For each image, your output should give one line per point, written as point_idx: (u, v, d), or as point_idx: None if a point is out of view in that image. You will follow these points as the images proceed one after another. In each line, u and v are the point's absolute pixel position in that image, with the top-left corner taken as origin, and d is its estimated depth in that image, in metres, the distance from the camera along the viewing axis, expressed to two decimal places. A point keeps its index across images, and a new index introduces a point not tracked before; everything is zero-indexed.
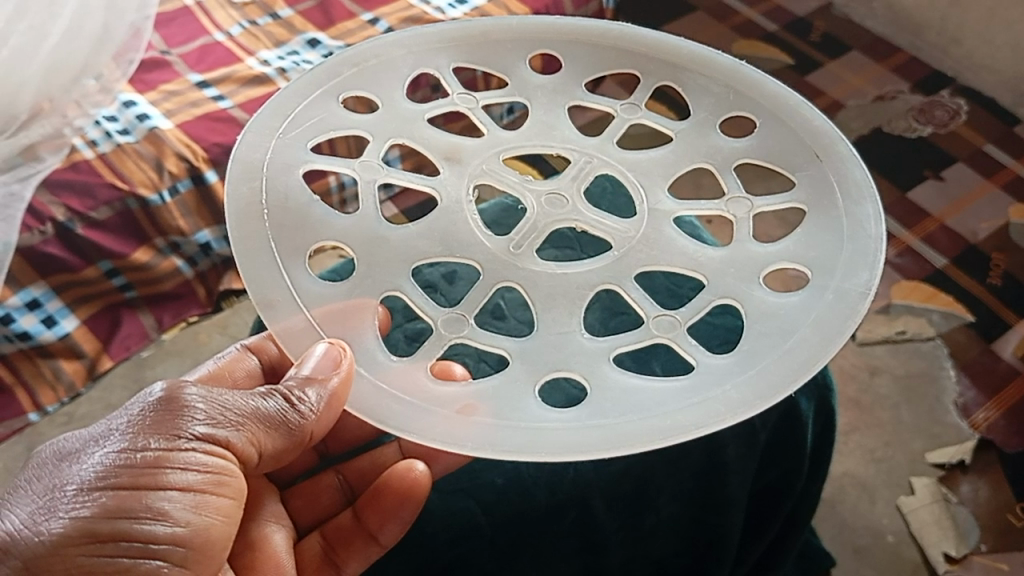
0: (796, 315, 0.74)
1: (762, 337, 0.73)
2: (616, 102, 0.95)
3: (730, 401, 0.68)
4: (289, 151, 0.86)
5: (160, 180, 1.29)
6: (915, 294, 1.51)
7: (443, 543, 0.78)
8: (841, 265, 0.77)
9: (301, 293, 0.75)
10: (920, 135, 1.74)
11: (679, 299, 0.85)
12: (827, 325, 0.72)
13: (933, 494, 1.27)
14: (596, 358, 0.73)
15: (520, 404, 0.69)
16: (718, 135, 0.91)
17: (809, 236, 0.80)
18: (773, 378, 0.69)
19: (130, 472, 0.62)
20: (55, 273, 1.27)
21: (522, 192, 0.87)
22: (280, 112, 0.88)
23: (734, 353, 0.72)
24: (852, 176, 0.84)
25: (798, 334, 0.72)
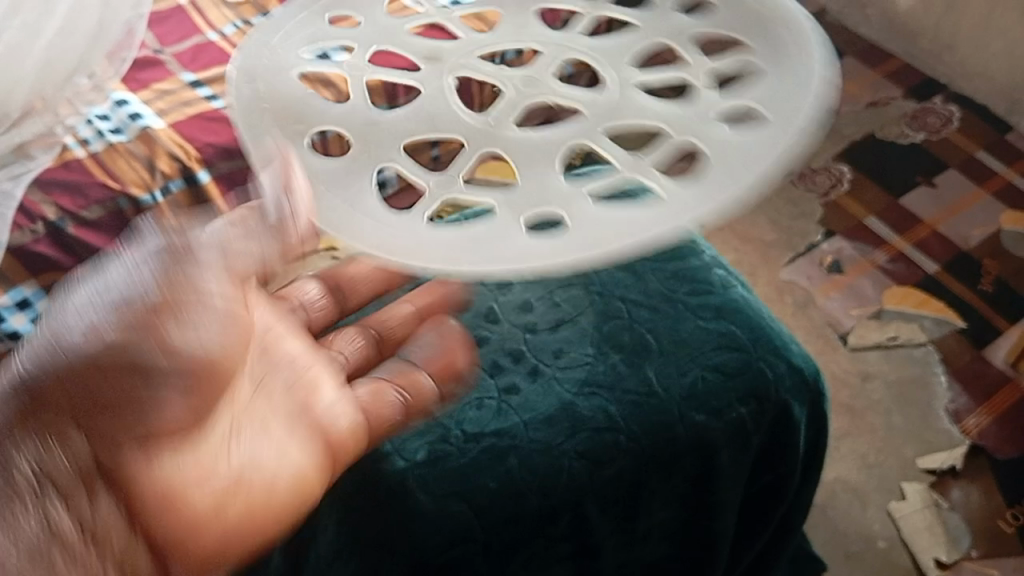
0: (746, 141, 0.84)
1: (718, 164, 0.82)
2: (592, 50, 0.99)
3: (684, 207, 0.78)
4: (291, 140, 0.87)
5: (152, 180, 1.28)
6: (906, 300, 1.51)
7: (437, 546, 0.74)
8: (787, 99, 0.87)
9: (312, 171, 0.84)
10: (913, 142, 1.74)
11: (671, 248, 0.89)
12: (770, 142, 0.82)
13: (924, 499, 1.28)
14: (570, 196, 0.83)
15: (502, 238, 0.79)
16: (685, 51, 0.98)
17: (762, 86, 0.90)
18: (721, 188, 0.79)
19: (130, 305, 0.68)
20: (47, 272, 1.24)
21: (517, 171, 0.87)
22: (271, 100, 0.91)
23: (694, 179, 0.81)
24: (808, 36, 0.92)
25: (750, 151, 0.82)
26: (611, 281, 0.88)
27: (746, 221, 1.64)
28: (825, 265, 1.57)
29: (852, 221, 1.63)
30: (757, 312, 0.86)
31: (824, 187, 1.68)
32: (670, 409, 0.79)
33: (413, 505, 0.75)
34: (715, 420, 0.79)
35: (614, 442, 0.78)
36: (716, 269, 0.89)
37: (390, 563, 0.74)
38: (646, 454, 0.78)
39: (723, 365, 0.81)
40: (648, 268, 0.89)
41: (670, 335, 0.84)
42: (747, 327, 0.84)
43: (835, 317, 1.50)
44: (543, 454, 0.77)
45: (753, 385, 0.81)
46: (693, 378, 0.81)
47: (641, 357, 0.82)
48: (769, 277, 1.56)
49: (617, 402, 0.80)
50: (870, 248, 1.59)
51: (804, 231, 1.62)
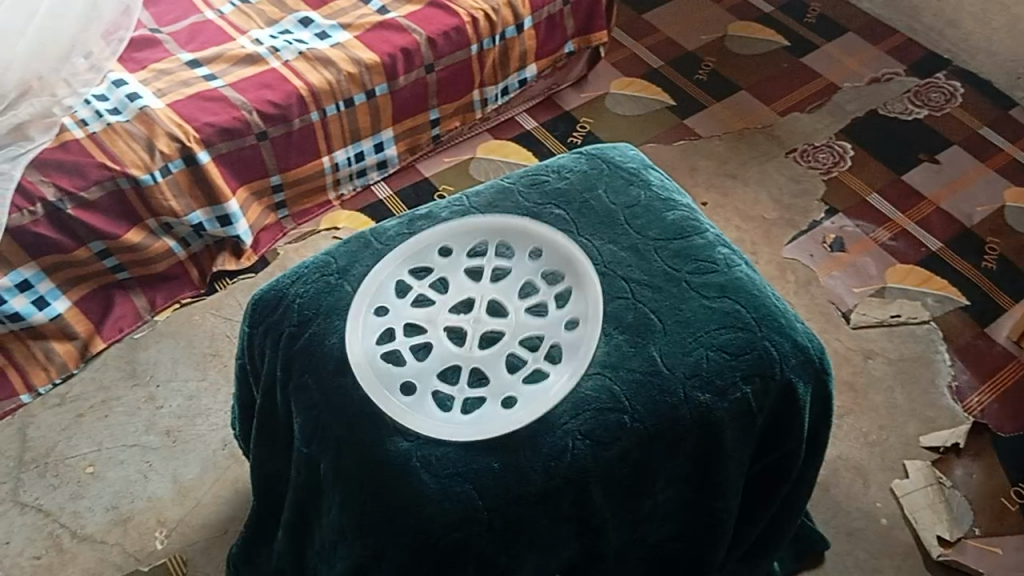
0: (685, 227, 0.89)
1: (679, 262, 0.86)
2: (545, 170, 0.95)
3: (676, 320, 0.82)
4: (357, 334, 0.81)
5: (152, 160, 1.30)
6: (909, 277, 1.51)
7: (441, 528, 0.73)
8: (684, 200, 0.93)
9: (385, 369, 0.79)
10: (916, 118, 1.73)
11: (660, 223, 0.89)
12: (698, 229, 0.89)
13: (927, 477, 1.29)
14: (574, 334, 0.81)
15: (504, 382, 0.79)
16: (585, 163, 0.95)
17: (664, 183, 0.94)
18: (696, 288, 0.84)
19: None
20: (47, 254, 1.27)
21: (580, 291, 0.83)
22: (306, 363, 0.81)
23: (665, 289, 0.84)
24: (635, 171, 0.95)
25: (691, 236, 0.88)
26: (613, 260, 0.87)
27: (748, 199, 1.62)
28: (828, 243, 1.56)
29: (855, 198, 1.62)
30: (761, 290, 0.85)
31: (826, 164, 1.66)
32: (674, 389, 0.79)
33: (416, 487, 0.74)
34: (718, 400, 0.79)
35: (618, 422, 0.78)
36: (719, 247, 0.88)
37: (393, 548, 0.74)
38: (650, 435, 0.78)
39: (727, 345, 0.81)
40: (650, 247, 0.87)
41: (674, 314, 0.82)
42: (751, 306, 0.83)
43: (837, 295, 1.49)
44: (547, 435, 0.76)
45: (758, 364, 0.81)
46: (697, 357, 0.80)
47: (644, 336, 0.81)
48: (771, 255, 1.54)
49: (620, 381, 0.79)
50: (873, 225, 1.58)
51: (806, 207, 1.61)
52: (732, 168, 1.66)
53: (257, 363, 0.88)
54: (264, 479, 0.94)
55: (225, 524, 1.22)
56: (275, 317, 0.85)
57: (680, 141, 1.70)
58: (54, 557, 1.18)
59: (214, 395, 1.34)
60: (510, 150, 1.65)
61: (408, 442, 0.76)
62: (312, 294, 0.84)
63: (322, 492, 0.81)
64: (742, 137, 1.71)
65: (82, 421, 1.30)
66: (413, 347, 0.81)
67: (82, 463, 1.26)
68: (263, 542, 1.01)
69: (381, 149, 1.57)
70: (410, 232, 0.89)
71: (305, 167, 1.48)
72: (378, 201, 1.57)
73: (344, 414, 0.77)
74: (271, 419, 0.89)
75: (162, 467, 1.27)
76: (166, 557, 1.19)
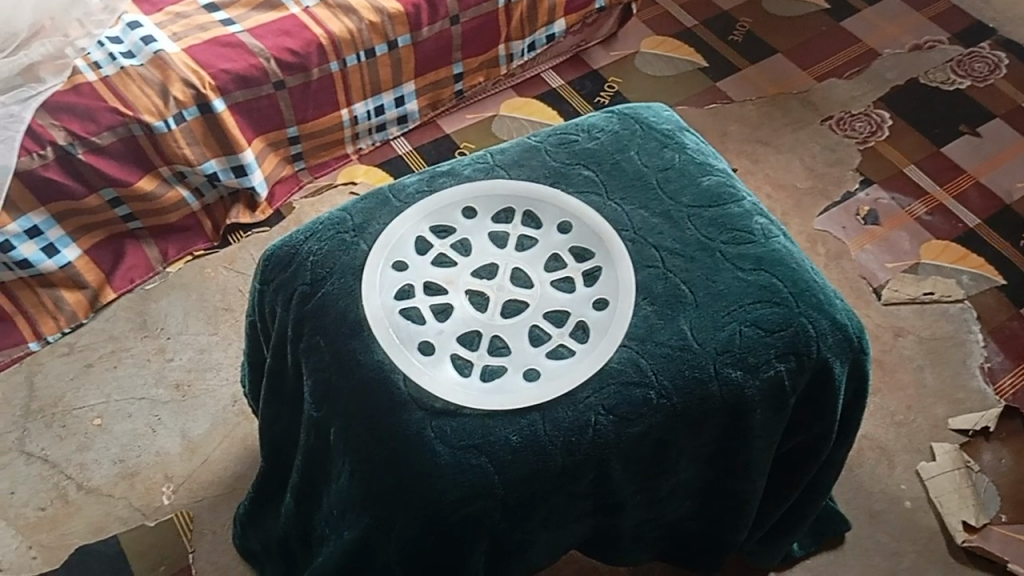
0: (721, 193, 0.84)
1: (714, 231, 0.81)
2: (575, 127, 0.90)
3: (708, 291, 0.78)
4: (373, 296, 0.77)
5: (166, 107, 1.26)
6: (944, 253, 1.46)
7: (453, 502, 0.69)
8: (719, 166, 0.88)
9: (402, 333, 0.75)
10: (958, 88, 1.66)
11: (695, 188, 0.84)
12: (733, 196, 0.84)
13: (954, 460, 1.25)
14: (603, 307, 0.77)
15: (527, 355, 0.75)
16: (616, 122, 0.91)
17: (698, 147, 0.89)
18: (731, 258, 0.80)
19: None
20: (57, 200, 1.24)
21: (611, 264, 0.80)
22: (318, 322, 0.77)
23: (699, 259, 0.79)
24: (670, 132, 0.90)
25: (727, 204, 0.83)
26: (645, 226, 0.82)
27: (780, 166, 1.56)
28: (862, 215, 1.50)
29: (890, 170, 1.56)
30: (800, 264, 0.80)
31: (863, 133, 1.60)
32: (704, 365, 0.74)
33: (429, 458, 0.70)
34: (750, 378, 0.75)
35: (644, 398, 0.73)
36: (756, 216, 0.83)
37: (401, 522, 0.70)
38: (677, 413, 0.74)
39: (762, 321, 0.76)
40: (684, 214, 0.83)
41: (707, 286, 0.78)
42: (788, 280, 0.79)
43: (868, 270, 1.44)
44: (568, 409, 0.72)
45: (794, 342, 0.76)
46: (729, 333, 0.76)
47: (675, 308, 0.77)
48: (801, 225, 1.48)
49: (648, 355, 0.74)
50: (908, 199, 1.52)
51: (840, 178, 1.55)
52: (764, 134, 1.60)
53: (268, 321, 0.85)
54: (272, 442, 0.91)
55: (234, 481, 1.20)
56: (287, 274, 0.81)
57: (711, 105, 1.63)
58: (59, 509, 1.17)
59: (225, 350, 1.31)
60: (531, 107, 1.60)
61: (421, 411, 0.71)
62: (326, 252, 0.80)
63: (331, 458, 0.78)
64: (776, 102, 1.64)
65: (90, 372, 1.28)
66: (433, 306, 0.78)
67: (89, 415, 1.24)
68: (271, 504, 1.00)
69: (402, 103, 1.52)
70: (432, 188, 0.85)
71: (321, 118, 1.44)
72: (396, 157, 1.52)
73: (357, 378, 0.74)
74: (280, 379, 0.86)
75: (171, 422, 1.24)
76: (172, 512, 1.17)
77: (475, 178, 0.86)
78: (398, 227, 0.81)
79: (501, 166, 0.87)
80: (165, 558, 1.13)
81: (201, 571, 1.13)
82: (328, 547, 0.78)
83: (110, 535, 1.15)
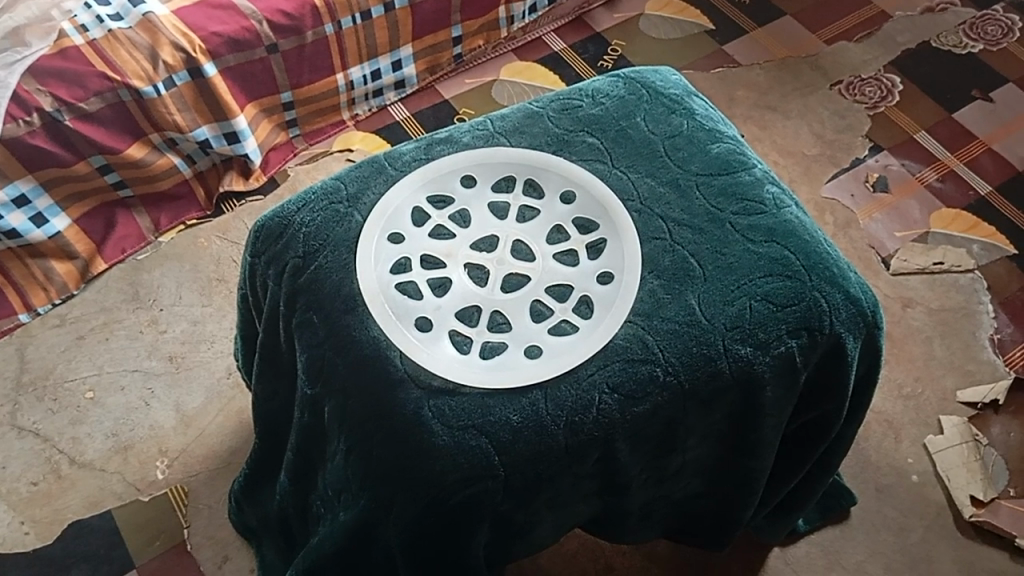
0: (731, 161, 0.81)
1: (724, 201, 0.78)
2: (578, 92, 0.86)
3: (718, 265, 0.74)
4: (368, 270, 0.74)
5: (155, 72, 1.23)
6: (955, 222, 1.42)
7: (453, 484, 0.66)
8: (729, 133, 0.84)
9: (399, 309, 0.72)
10: (971, 52, 1.61)
11: (704, 156, 0.81)
12: (744, 165, 0.81)
13: (963, 434, 1.22)
14: (608, 281, 0.74)
15: (529, 332, 0.72)
16: (621, 86, 0.87)
17: (706, 113, 0.85)
18: (742, 230, 0.76)
19: None
20: (45, 168, 1.21)
21: (616, 236, 0.77)
22: (312, 297, 0.74)
23: (708, 231, 0.76)
24: (678, 97, 0.86)
25: (737, 173, 0.80)
26: (651, 196, 0.78)
27: (788, 132, 1.52)
28: (871, 182, 1.46)
29: (901, 136, 1.52)
30: (813, 235, 0.77)
31: (874, 98, 1.56)
32: (713, 342, 0.71)
33: (426, 439, 0.67)
34: (761, 355, 0.72)
35: (650, 376, 0.70)
36: (768, 185, 0.80)
37: (400, 505, 0.68)
38: (684, 391, 0.71)
39: (774, 295, 0.73)
40: (692, 183, 0.79)
41: (716, 259, 0.75)
42: (801, 252, 0.75)
43: (878, 239, 1.40)
44: (572, 388, 0.69)
45: (806, 317, 0.73)
46: (739, 308, 0.73)
47: (682, 282, 0.74)
48: (809, 193, 1.45)
49: (654, 332, 0.72)
50: (919, 165, 1.48)
51: (849, 144, 1.51)
52: (773, 100, 1.55)
53: (260, 294, 0.82)
54: (267, 418, 0.89)
55: (230, 455, 1.17)
56: (279, 246, 0.78)
57: (718, 68, 1.59)
58: (52, 483, 1.15)
59: (220, 322, 1.28)
60: (532, 71, 1.55)
61: (419, 390, 0.69)
62: (320, 224, 0.77)
63: (327, 437, 0.76)
64: (785, 66, 1.60)
65: (82, 344, 1.25)
66: (430, 280, 0.75)
67: (82, 387, 1.22)
68: (266, 481, 0.97)
69: (400, 67, 1.48)
70: (430, 156, 0.82)
71: (316, 83, 1.40)
72: (394, 123, 1.48)
73: (352, 355, 0.71)
74: (274, 354, 0.83)
75: (165, 395, 1.22)
76: (168, 487, 1.15)
77: (475, 146, 0.82)
78: (394, 197, 0.78)
79: (501, 132, 0.83)
80: (161, 534, 1.12)
81: (197, 547, 1.11)
82: (325, 528, 0.76)
83: (104, 509, 1.13)
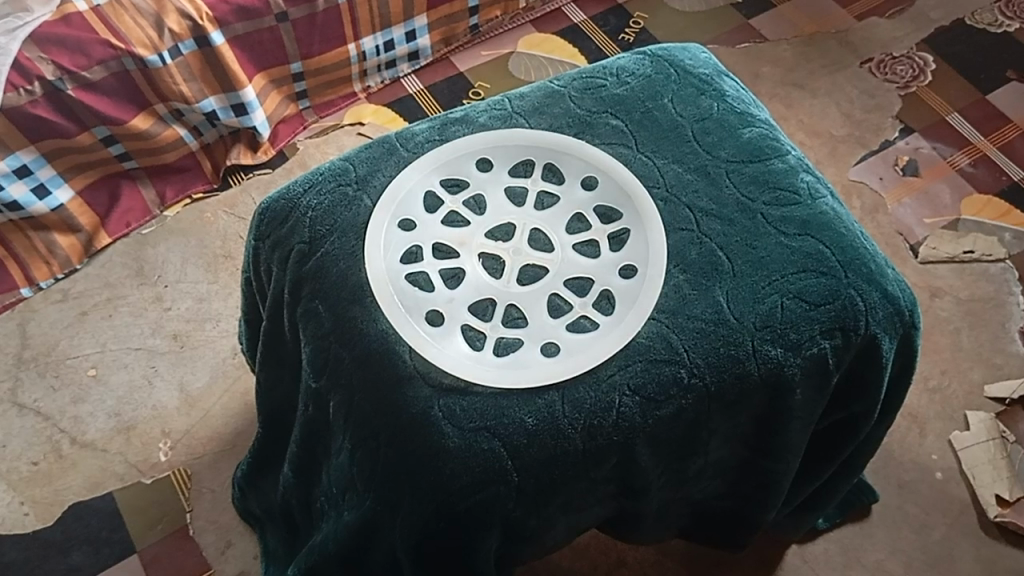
0: (763, 147, 0.76)
1: (757, 190, 0.74)
2: (603, 71, 0.82)
3: (748, 259, 0.70)
4: (378, 259, 0.70)
5: (161, 40, 1.18)
6: (986, 209, 1.37)
7: (464, 489, 0.63)
8: (761, 116, 0.79)
9: (409, 301, 0.69)
10: (1006, 31, 1.55)
11: (736, 142, 0.76)
12: (777, 151, 0.76)
13: (990, 430, 1.18)
14: (632, 275, 0.70)
15: (547, 328, 0.69)
16: (647, 64, 0.82)
17: (737, 95, 0.81)
18: (774, 222, 0.72)
19: None
20: (47, 139, 1.17)
21: (641, 227, 0.72)
22: (319, 287, 0.70)
23: (738, 223, 0.72)
24: (707, 78, 0.81)
25: (770, 161, 0.75)
26: (678, 184, 0.74)
27: (815, 111, 1.46)
28: (900, 165, 1.41)
29: (932, 117, 1.46)
30: (850, 228, 0.73)
31: (905, 77, 1.49)
32: (741, 341, 0.67)
33: (436, 440, 0.63)
34: (792, 356, 0.68)
35: (674, 377, 0.66)
36: (802, 173, 0.75)
37: (407, 511, 0.64)
38: (710, 393, 0.67)
39: (807, 293, 0.69)
40: (721, 170, 0.75)
41: (746, 253, 0.70)
42: (837, 247, 0.71)
43: (906, 225, 1.35)
44: (591, 388, 0.66)
45: (841, 316, 0.69)
46: (770, 305, 0.68)
47: (710, 277, 0.69)
48: (835, 176, 1.40)
49: (679, 330, 0.68)
50: (950, 148, 1.43)
51: (878, 125, 1.45)
52: (799, 77, 1.50)
53: (264, 279, 0.78)
54: (270, 405, 0.85)
55: (234, 438, 1.14)
56: (284, 230, 0.74)
57: (744, 43, 1.53)
58: (53, 463, 1.12)
59: (225, 299, 1.25)
60: (549, 43, 1.50)
61: (430, 388, 0.65)
62: (327, 208, 0.73)
63: (332, 431, 0.72)
64: (812, 42, 1.54)
65: (85, 320, 1.22)
66: (442, 270, 0.71)
67: (85, 364, 1.19)
68: (269, 469, 0.94)
69: (414, 37, 1.42)
70: (446, 136, 0.77)
71: (326, 53, 1.35)
72: (407, 96, 1.43)
73: (359, 349, 0.67)
74: (278, 341, 0.80)
75: (169, 374, 1.19)
76: (170, 469, 1.12)
77: (492, 126, 0.78)
78: (406, 181, 0.74)
79: (519, 113, 0.79)
80: (163, 517, 1.09)
81: (200, 531, 1.08)
82: (328, 526, 0.73)
83: (106, 491, 1.10)
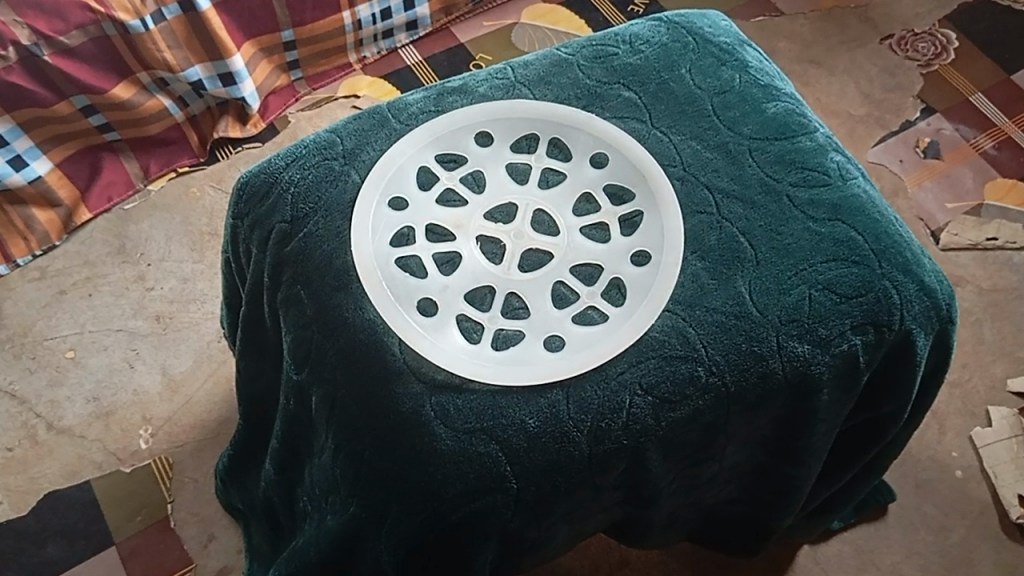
0: (790, 124, 0.70)
1: (783, 171, 0.67)
2: (614, 37, 0.75)
3: (772, 246, 0.64)
4: (366, 241, 0.64)
5: (143, 5, 1.11)
6: (1010, 194, 1.30)
7: (458, 496, 0.57)
8: (786, 90, 0.73)
9: (400, 289, 0.63)
10: None
11: (760, 118, 0.70)
12: (804, 128, 0.70)
13: (1013, 427, 1.12)
14: (646, 263, 0.64)
15: (550, 320, 0.63)
16: (663, 31, 0.75)
17: (760, 65, 0.74)
18: (801, 205, 0.65)
19: None
20: (23, 108, 1.10)
21: (654, 209, 0.66)
22: (301, 271, 0.64)
23: (761, 207, 0.65)
24: (729, 48, 0.74)
25: (797, 138, 0.69)
26: (696, 162, 0.68)
27: (832, 89, 1.39)
28: (921, 148, 1.34)
29: (955, 97, 1.39)
30: (884, 214, 0.66)
31: (927, 55, 1.42)
32: (764, 337, 0.61)
33: (427, 442, 0.57)
34: (820, 354, 0.62)
35: (690, 376, 0.60)
36: (832, 153, 0.69)
37: (394, 520, 0.58)
38: (730, 394, 0.61)
39: (838, 284, 0.63)
40: (744, 148, 0.68)
41: (770, 239, 0.64)
42: (869, 233, 0.65)
43: (927, 210, 1.29)
44: (599, 388, 0.60)
45: (873, 310, 0.63)
46: (797, 297, 0.62)
47: (731, 266, 0.63)
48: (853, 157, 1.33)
49: (697, 324, 0.61)
50: (973, 131, 1.36)
51: (899, 105, 1.38)
52: (817, 54, 1.43)
53: (243, 261, 0.72)
54: (251, 397, 0.79)
55: (218, 426, 1.08)
56: (264, 208, 0.67)
57: (759, 17, 1.46)
58: (28, 449, 1.06)
59: (211, 280, 1.18)
60: (554, 14, 1.42)
61: (420, 384, 0.59)
62: (311, 184, 0.66)
63: (314, 429, 0.66)
64: (831, 17, 1.46)
65: (64, 299, 1.16)
66: (437, 255, 0.65)
67: (63, 346, 1.13)
68: (252, 462, 0.88)
69: (413, 5, 1.35)
70: (443, 107, 0.71)
71: (318, 21, 1.28)
72: (404, 68, 1.35)
73: (343, 340, 0.61)
74: (258, 328, 0.73)
75: (151, 357, 1.13)
76: (151, 458, 1.06)
77: (492, 97, 0.71)
78: (399, 156, 0.67)
79: (523, 83, 0.72)
80: (143, 507, 1.04)
81: (182, 523, 1.03)
82: (310, 530, 0.67)
83: (83, 480, 1.05)
